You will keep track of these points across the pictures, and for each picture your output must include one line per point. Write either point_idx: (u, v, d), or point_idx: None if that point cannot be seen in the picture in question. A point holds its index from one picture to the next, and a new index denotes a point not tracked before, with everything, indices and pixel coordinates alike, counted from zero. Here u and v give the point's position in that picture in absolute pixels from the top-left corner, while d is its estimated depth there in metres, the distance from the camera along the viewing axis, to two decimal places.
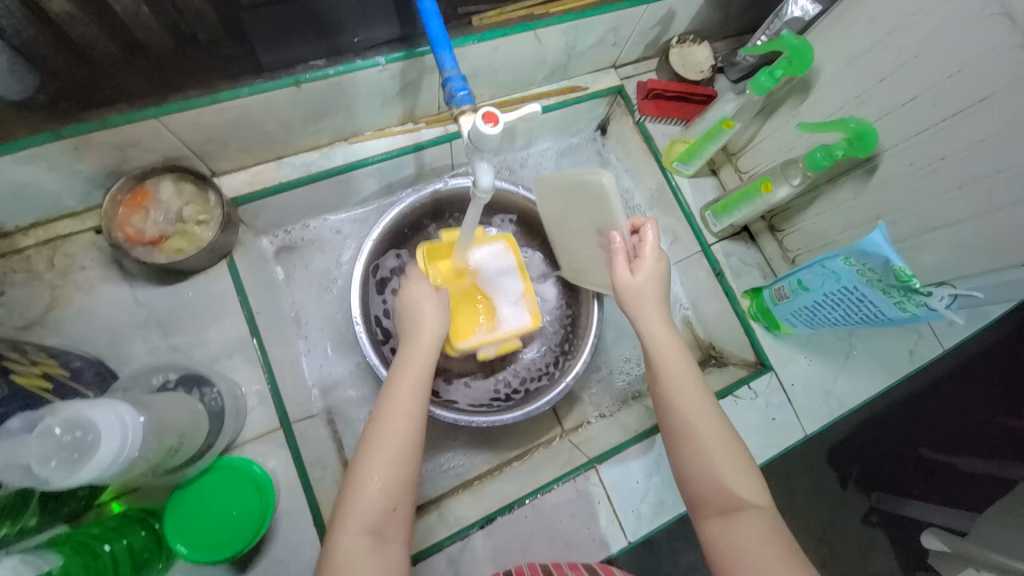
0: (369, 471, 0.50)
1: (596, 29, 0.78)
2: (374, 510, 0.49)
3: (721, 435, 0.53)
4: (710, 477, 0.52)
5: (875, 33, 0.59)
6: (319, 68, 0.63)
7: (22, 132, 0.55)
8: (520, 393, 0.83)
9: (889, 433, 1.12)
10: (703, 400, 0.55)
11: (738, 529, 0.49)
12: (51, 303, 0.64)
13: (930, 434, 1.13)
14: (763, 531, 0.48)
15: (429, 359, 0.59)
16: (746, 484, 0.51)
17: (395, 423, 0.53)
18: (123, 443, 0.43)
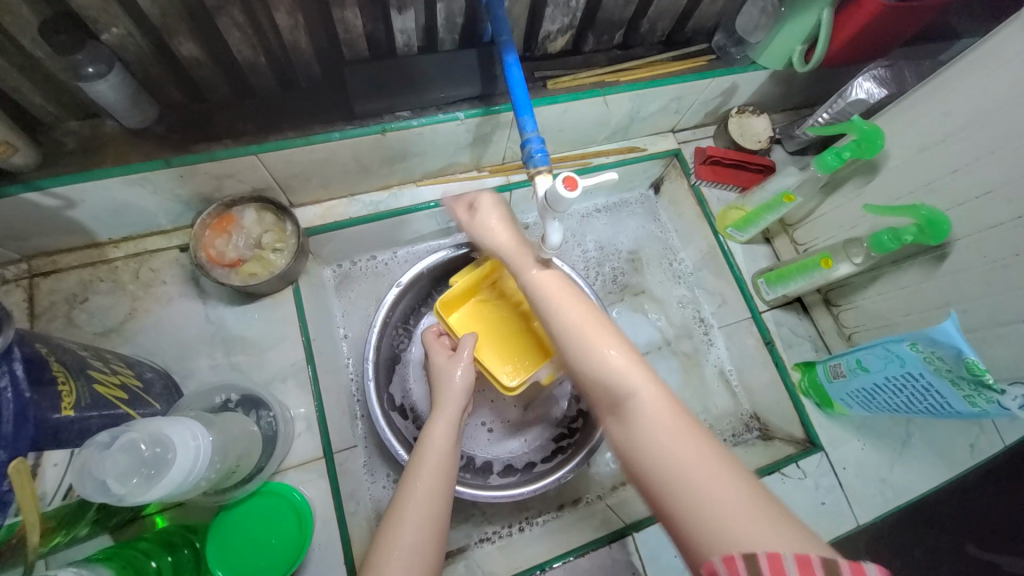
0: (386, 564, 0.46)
1: (661, 98, 0.81)
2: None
3: (600, 327, 0.50)
4: (595, 371, 0.47)
5: (948, 125, 0.59)
6: (405, 119, 0.68)
7: (136, 158, 0.60)
8: (578, 421, 0.82)
9: None
10: (577, 305, 0.53)
11: (630, 418, 0.44)
12: (130, 313, 0.69)
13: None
14: (653, 410, 0.43)
15: (447, 436, 0.58)
16: (628, 368, 0.46)
17: (415, 507, 0.50)
18: (190, 466, 0.44)
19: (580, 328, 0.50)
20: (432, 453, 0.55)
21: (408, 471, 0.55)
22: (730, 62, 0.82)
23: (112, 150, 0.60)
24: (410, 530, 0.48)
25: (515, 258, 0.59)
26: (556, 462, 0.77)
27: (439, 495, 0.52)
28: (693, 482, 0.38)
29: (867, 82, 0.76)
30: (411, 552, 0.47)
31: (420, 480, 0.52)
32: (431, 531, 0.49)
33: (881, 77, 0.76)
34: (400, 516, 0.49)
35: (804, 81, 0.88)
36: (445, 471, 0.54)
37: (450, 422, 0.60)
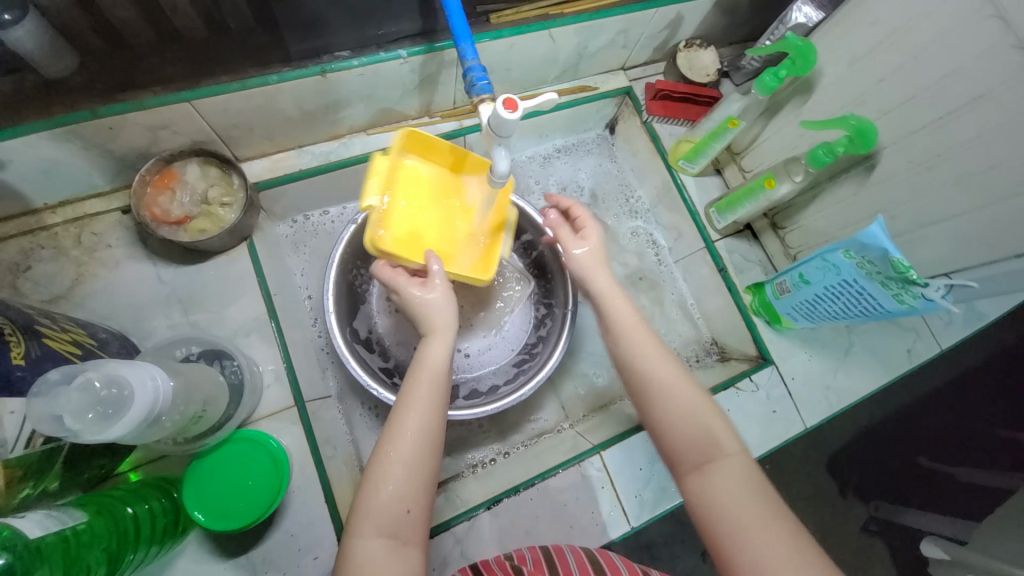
0: (388, 479, 0.50)
1: (608, 30, 0.81)
2: (394, 517, 0.49)
3: (677, 378, 0.55)
4: (681, 429, 0.53)
5: (874, 37, 0.62)
6: (344, 59, 0.66)
7: (59, 110, 0.57)
8: (538, 343, 0.85)
9: (891, 443, 1.14)
10: (664, 359, 0.57)
11: (714, 476, 0.50)
12: (76, 279, 0.67)
13: (921, 441, 1.14)
14: (739, 481, 0.49)
15: (442, 361, 0.57)
16: (718, 434, 0.52)
17: (413, 431, 0.52)
18: (155, 401, 0.45)
19: (669, 386, 0.55)
20: (428, 380, 0.55)
21: (404, 393, 0.55)
22: None
23: (30, 102, 0.57)
24: (410, 451, 0.51)
25: (606, 296, 0.62)
26: (518, 380, 0.79)
27: (433, 413, 0.54)
28: (751, 541, 0.45)
29: (806, 6, 0.77)
30: (411, 471, 0.51)
31: (421, 410, 0.53)
32: (428, 455, 0.52)
33: (818, 1, 0.77)
34: (398, 441, 0.51)
35: (747, 10, 0.89)
36: (442, 400, 0.55)
37: (444, 344, 0.58)
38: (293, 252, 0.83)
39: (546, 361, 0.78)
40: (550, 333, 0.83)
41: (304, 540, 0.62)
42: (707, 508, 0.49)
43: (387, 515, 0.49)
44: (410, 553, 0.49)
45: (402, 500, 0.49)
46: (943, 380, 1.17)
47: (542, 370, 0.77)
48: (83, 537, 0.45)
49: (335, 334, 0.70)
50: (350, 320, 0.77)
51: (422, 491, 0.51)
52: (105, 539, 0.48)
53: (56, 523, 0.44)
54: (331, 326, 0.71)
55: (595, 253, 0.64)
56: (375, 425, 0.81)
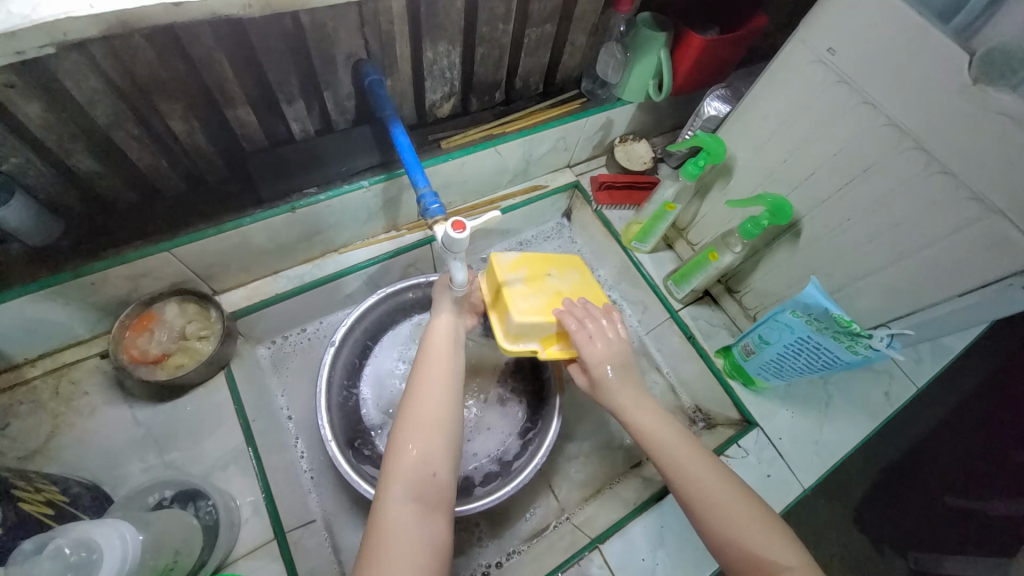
0: (396, 498, 0.50)
1: (548, 140, 0.92)
2: (403, 541, 0.48)
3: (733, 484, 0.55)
4: (736, 543, 0.51)
5: (770, 126, 0.71)
6: (312, 195, 0.73)
7: (43, 274, 0.61)
8: (535, 412, 0.86)
9: (908, 487, 1.09)
10: (712, 471, 0.56)
11: None
12: (51, 432, 0.67)
13: (942, 478, 1.10)
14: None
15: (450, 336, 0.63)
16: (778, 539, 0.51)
17: (422, 452, 0.53)
18: (123, 561, 0.44)
19: (720, 490, 0.55)
20: (435, 400, 0.57)
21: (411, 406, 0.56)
22: (600, 101, 0.94)
23: (18, 270, 0.61)
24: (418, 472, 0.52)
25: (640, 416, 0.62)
26: (529, 453, 0.79)
27: (449, 387, 0.59)
28: None
29: (715, 101, 0.90)
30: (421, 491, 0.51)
31: (431, 428, 0.55)
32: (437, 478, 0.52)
33: (724, 96, 0.90)
34: (406, 461, 0.52)
35: (667, 108, 1.02)
36: (450, 416, 0.57)
37: (448, 332, 0.64)
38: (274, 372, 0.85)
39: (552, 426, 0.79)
40: (544, 405, 0.85)
41: None
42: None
43: (396, 535, 0.48)
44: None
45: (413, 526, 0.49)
46: (943, 410, 1.16)
47: (548, 440, 0.79)
48: None
49: (335, 454, 0.71)
50: (348, 437, 0.78)
51: (433, 512, 0.51)
52: None
53: None
54: (329, 446, 0.72)
55: (608, 360, 0.64)
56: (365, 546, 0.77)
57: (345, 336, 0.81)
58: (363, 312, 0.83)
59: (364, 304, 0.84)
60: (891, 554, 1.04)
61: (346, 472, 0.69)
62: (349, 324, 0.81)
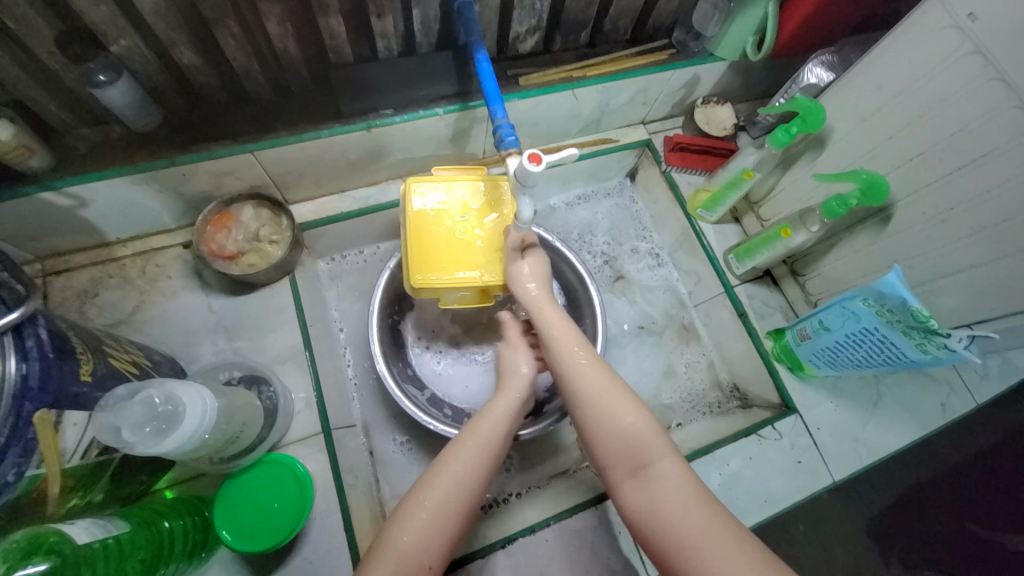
0: (410, 525, 0.53)
1: (628, 89, 0.88)
2: (413, 570, 0.51)
3: (613, 393, 0.57)
4: (615, 436, 0.54)
5: (881, 97, 0.65)
6: (388, 116, 0.74)
7: (141, 159, 0.66)
8: None
9: (936, 506, 1.04)
10: (602, 378, 0.59)
11: (649, 484, 0.51)
12: (137, 306, 0.73)
13: (969, 504, 1.04)
14: (670, 481, 0.50)
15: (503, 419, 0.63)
16: (651, 440, 0.53)
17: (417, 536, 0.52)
18: (200, 422, 0.49)
19: (607, 401, 0.57)
20: (473, 447, 0.59)
21: (427, 476, 0.57)
22: (690, 54, 0.88)
23: (119, 152, 0.66)
24: (445, 508, 0.54)
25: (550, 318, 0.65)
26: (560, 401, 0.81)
27: (480, 473, 0.58)
28: (708, 564, 0.44)
29: (817, 68, 0.82)
30: (446, 529, 0.53)
31: (463, 469, 0.57)
32: (456, 519, 0.54)
33: (829, 62, 0.82)
34: (430, 489, 0.55)
35: (762, 71, 0.94)
36: (493, 464, 0.59)
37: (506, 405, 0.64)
38: (333, 289, 0.90)
39: None
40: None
41: (321, 567, 0.63)
42: (652, 523, 0.49)
43: (405, 564, 0.51)
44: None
45: (425, 554, 0.52)
46: (994, 437, 1.08)
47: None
48: (123, 546, 0.48)
49: (383, 373, 0.75)
50: (396, 356, 0.82)
51: (447, 549, 0.53)
52: (143, 548, 0.50)
53: (101, 531, 0.48)
54: (379, 363, 0.76)
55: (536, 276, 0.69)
56: (398, 457, 0.83)
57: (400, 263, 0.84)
58: None
59: None
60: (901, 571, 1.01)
61: (392, 390, 0.74)
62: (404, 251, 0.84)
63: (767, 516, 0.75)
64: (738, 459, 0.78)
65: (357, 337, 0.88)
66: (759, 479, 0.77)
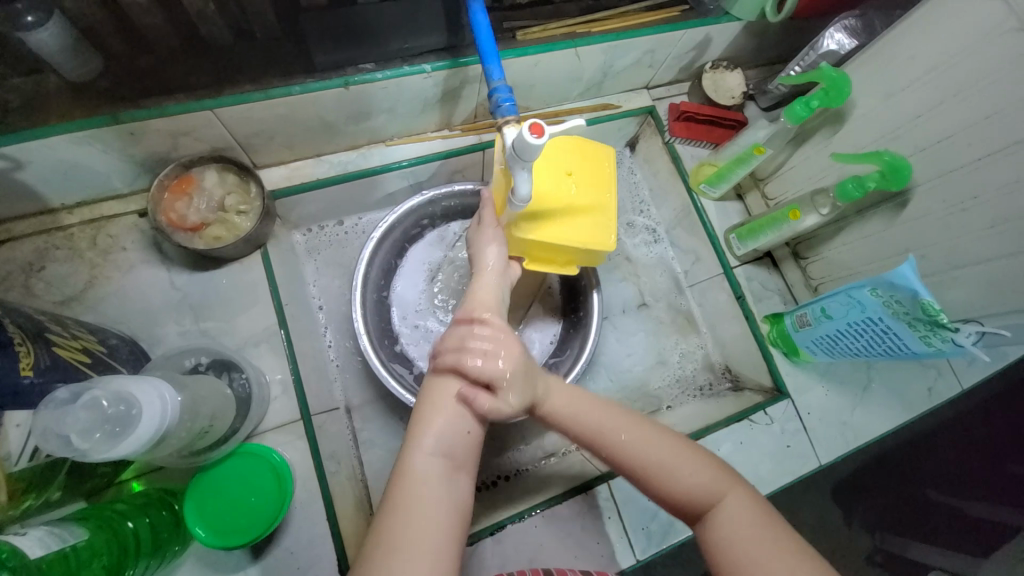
0: (450, 406, 0.52)
1: (635, 50, 0.80)
2: (451, 441, 0.51)
3: (675, 447, 0.53)
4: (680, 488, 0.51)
5: (914, 70, 0.60)
6: (368, 72, 0.65)
7: (80, 114, 0.57)
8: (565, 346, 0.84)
9: (905, 475, 1.07)
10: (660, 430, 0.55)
11: (717, 527, 0.49)
12: (89, 282, 0.66)
13: (939, 475, 1.07)
14: (740, 518, 0.49)
15: (495, 294, 0.61)
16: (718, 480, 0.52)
17: (449, 422, 0.52)
18: (161, 420, 0.44)
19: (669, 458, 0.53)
20: None
21: (442, 362, 0.56)
22: (704, 12, 0.80)
23: (53, 105, 0.57)
24: (463, 382, 0.54)
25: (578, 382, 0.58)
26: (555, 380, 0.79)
27: None
28: None
29: (838, 33, 0.76)
30: (477, 403, 0.54)
31: (479, 349, 0.57)
32: (480, 396, 0.54)
33: (852, 28, 0.76)
34: (459, 373, 0.55)
35: (778, 33, 0.87)
36: (500, 334, 0.59)
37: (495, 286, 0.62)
38: (311, 262, 0.84)
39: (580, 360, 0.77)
40: (575, 337, 0.83)
41: (303, 559, 0.61)
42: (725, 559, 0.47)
43: (445, 439, 0.51)
44: (461, 482, 0.50)
45: (458, 426, 0.52)
46: None
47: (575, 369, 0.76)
48: (83, 555, 0.44)
49: (368, 354, 0.71)
50: (380, 336, 0.78)
51: (481, 419, 0.54)
52: (106, 555, 0.46)
53: (56, 541, 0.43)
54: (362, 344, 0.72)
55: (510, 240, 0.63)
56: (383, 441, 0.79)
57: (384, 237, 0.78)
58: (403, 214, 0.78)
59: (402, 206, 0.78)
60: (861, 530, 1.08)
61: (378, 372, 0.70)
62: (387, 224, 0.77)
63: None
64: (728, 444, 0.77)
65: (338, 315, 0.83)
66: (748, 463, 0.77)
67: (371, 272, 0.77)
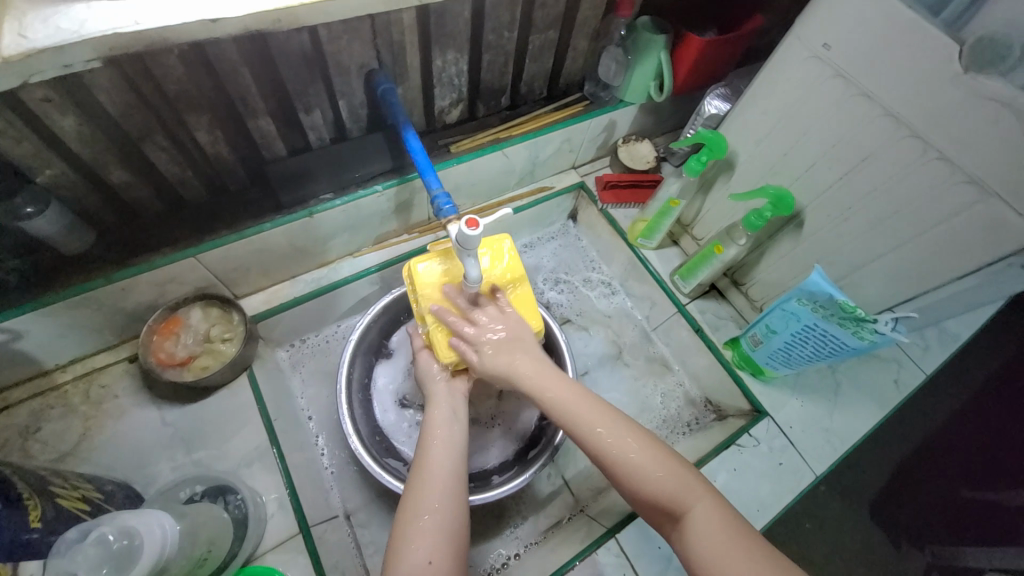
0: (416, 539, 0.52)
1: (553, 141, 0.94)
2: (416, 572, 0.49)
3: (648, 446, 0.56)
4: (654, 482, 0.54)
5: (770, 120, 0.73)
6: (329, 201, 0.76)
7: (77, 280, 0.64)
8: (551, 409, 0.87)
9: (932, 478, 1.05)
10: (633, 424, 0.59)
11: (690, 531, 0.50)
12: (83, 434, 0.69)
13: None
14: (711, 526, 0.50)
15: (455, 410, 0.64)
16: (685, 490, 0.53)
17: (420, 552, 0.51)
18: (162, 549, 0.46)
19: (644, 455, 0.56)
20: (445, 448, 0.59)
21: (411, 484, 0.57)
22: (602, 103, 0.97)
23: (52, 278, 0.64)
24: (432, 501, 0.54)
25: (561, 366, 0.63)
26: (545, 441, 0.81)
27: (456, 468, 0.58)
28: None
29: (715, 100, 0.92)
30: (437, 528, 0.53)
31: (444, 466, 0.57)
32: (449, 513, 0.54)
33: (724, 94, 0.92)
34: (418, 501, 0.54)
35: (669, 108, 1.04)
36: (460, 454, 0.59)
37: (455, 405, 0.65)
38: (297, 375, 0.89)
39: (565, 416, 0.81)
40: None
41: None
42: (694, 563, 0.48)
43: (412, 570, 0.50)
44: None
45: (422, 554, 0.51)
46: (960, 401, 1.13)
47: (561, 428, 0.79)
48: None
49: (359, 452, 0.74)
50: (371, 433, 0.80)
51: (448, 546, 0.52)
52: None
53: None
54: (353, 444, 0.75)
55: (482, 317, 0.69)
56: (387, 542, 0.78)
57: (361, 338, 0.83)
58: (376, 315, 0.85)
59: (374, 307, 0.85)
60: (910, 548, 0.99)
61: (370, 468, 0.72)
62: (362, 326, 0.83)
63: (763, 525, 0.76)
64: (723, 473, 0.79)
65: (328, 422, 0.85)
66: (748, 489, 0.78)
67: (354, 372, 0.82)
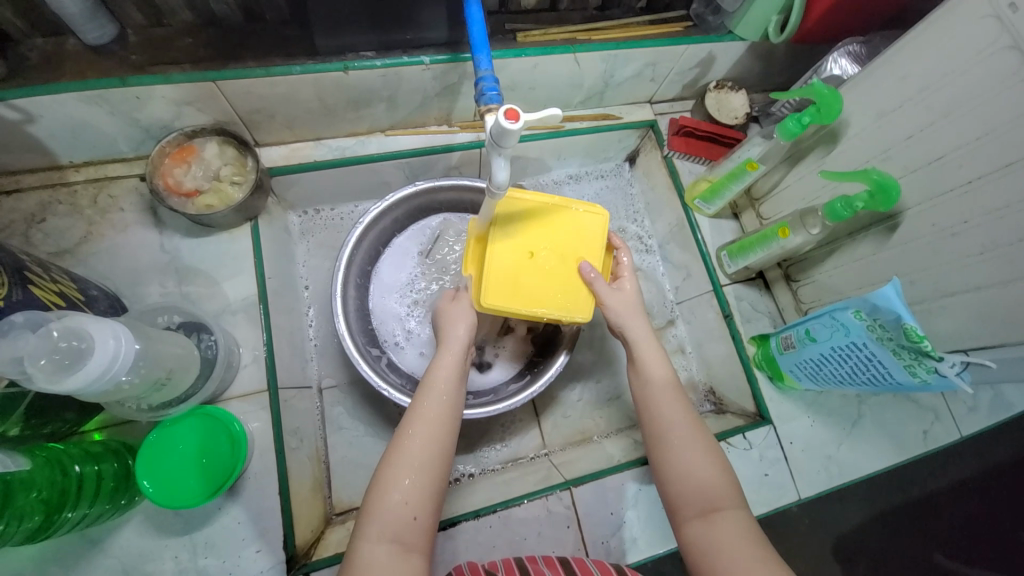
0: (398, 485, 0.51)
1: (634, 62, 0.81)
2: (399, 524, 0.49)
3: (693, 435, 0.56)
4: (688, 475, 0.53)
5: (905, 91, 0.59)
6: (367, 59, 0.68)
7: (92, 75, 0.60)
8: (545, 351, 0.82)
9: (913, 532, 0.96)
10: (687, 410, 0.58)
11: (717, 530, 0.50)
12: (84, 237, 0.69)
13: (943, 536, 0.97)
14: (738, 526, 0.50)
15: (457, 364, 0.60)
16: (726, 488, 0.52)
17: (398, 505, 0.50)
18: (112, 360, 0.45)
19: (688, 447, 0.55)
20: (435, 403, 0.56)
21: (399, 437, 0.54)
22: (708, 29, 0.81)
23: (71, 65, 0.61)
24: (419, 456, 0.52)
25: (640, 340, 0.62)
26: (528, 379, 0.78)
27: (447, 432, 0.55)
28: None
29: (842, 58, 0.76)
30: (424, 487, 0.51)
31: (439, 426, 0.55)
32: (438, 463, 0.53)
33: (856, 54, 0.76)
34: (407, 452, 0.53)
35: (784, 58, 0.87)
36: (453, 417, 0.57)
37: (453, 358, 0.60)
38: (303, 242, 0.86)
39: (555, 359, 0.76)
40: (555, 339, 0.82)
41: (252, 529, 0.61)
42: (712, 558, 0.48)
43: (392, 521, 0.49)
44: (413, 563, 0.48)
45: (407, 507, 0.50)
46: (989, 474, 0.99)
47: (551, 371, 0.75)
48: (19, 484, 0.48)
49: (341, 331, 0.72)
50: (359, 320, 0.78)
51: (431, 502, 0.52)
52: (43, 489, 0.50)
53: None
54: (338, 325, 0.72)
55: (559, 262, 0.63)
56: (351, 425, 0.80)
57: (371, 222, 0.78)
58: (389, 204, 0.79)
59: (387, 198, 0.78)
60: None
61: (348, 350, 0.71)
62: (378, 210, 0.78)
63: None
64: None
65: (323, 296, 0.84)
66: None
67: (357, 255, 0.78)
